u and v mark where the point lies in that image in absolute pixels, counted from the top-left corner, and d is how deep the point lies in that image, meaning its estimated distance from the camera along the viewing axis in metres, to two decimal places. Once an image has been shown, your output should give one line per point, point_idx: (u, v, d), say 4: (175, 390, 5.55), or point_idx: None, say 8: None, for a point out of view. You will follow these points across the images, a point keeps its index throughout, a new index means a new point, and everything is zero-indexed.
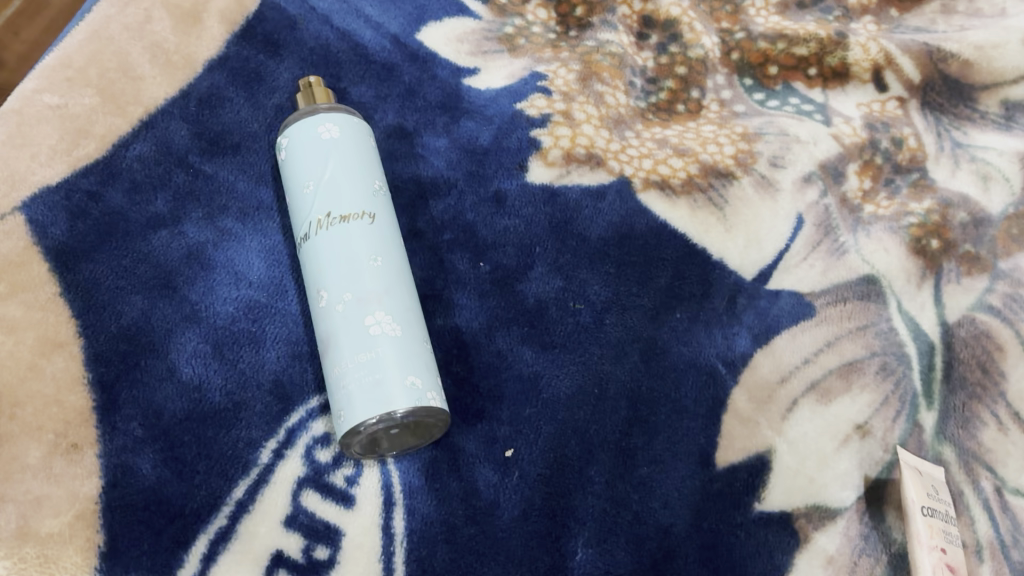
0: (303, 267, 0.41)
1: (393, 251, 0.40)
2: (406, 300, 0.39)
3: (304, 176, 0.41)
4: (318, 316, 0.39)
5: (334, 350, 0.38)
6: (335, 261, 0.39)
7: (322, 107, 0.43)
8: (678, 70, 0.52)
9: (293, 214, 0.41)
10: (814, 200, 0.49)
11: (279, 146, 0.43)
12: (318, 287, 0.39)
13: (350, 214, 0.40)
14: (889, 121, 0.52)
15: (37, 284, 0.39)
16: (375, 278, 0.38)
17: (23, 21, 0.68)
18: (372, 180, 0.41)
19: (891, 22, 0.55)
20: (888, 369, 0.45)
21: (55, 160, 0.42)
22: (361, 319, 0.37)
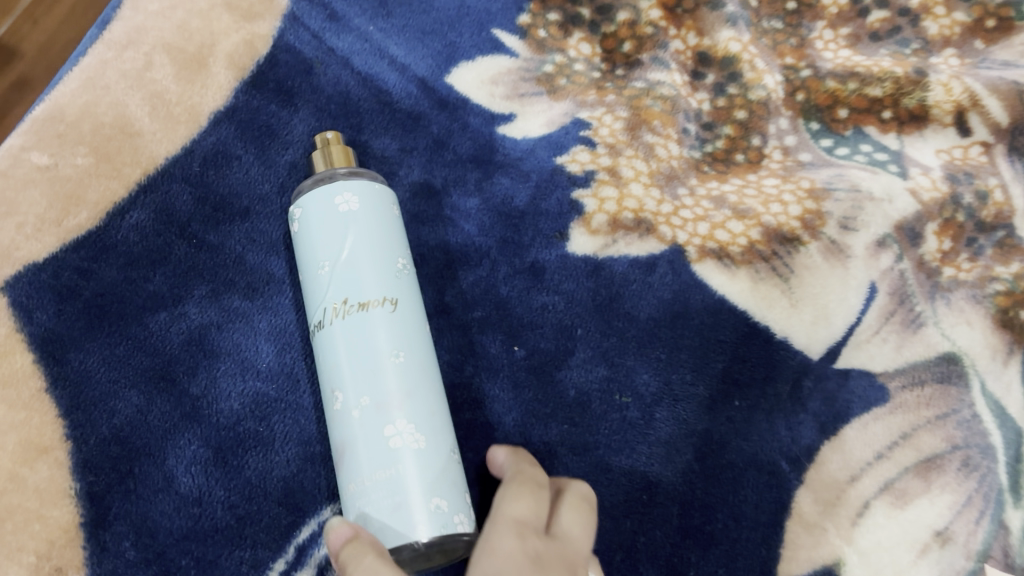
0: (318, 359, 0.36)
1: (417, 343, 0.35)
2: (432, 402, 0.34)
3: (317, 255, 0.36)
4: (332, 418, 0.34)
5: (351, 463, 0.33)
6: (351, 358, 0.34)
7: (341, 171, 0.38)
8: (737, 114, 0.46)
9: (307, 295, 0.37)
10: (889, 266, 0.44)
11: (291, 216, 0.38)
12: (333, 387, 0.34)
13: (370, 301, 0.35)
14: (972, 171, 0.47)
15: (20, 379, 0.35)
16: (398, 379, 0.34)
17: (43, 10, 0.54)
18: (394, 258, 0.37)
19: (975, 56, 0.49)
20: (971, 465, 0.40)
21: (43, 231, 0.37)
22: (380, 430, 0.33)
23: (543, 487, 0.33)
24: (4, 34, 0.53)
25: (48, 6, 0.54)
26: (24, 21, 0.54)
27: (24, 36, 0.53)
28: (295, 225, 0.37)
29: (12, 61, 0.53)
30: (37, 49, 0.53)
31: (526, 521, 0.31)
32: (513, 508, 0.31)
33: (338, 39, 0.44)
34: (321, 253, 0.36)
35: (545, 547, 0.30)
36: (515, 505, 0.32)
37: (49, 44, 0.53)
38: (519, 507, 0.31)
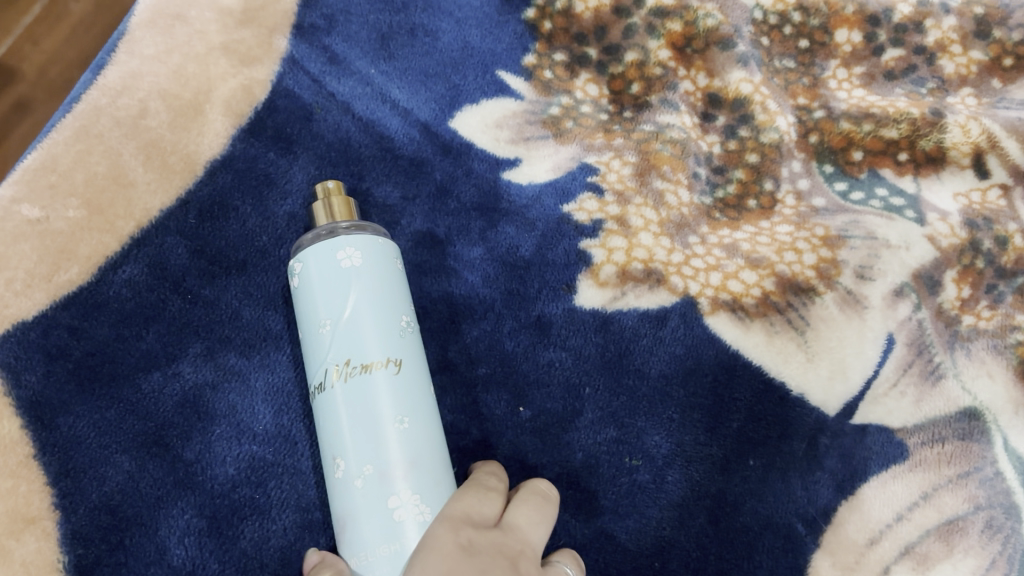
0: (318, 420, 0.34)
1: (423, 406, 0.34)
2: (438, 469, 0.33)
3: (318, 313, 0.34)
4: (334, 485, 0.33)
5: (354, 535, 0.32)
6: (353, 424, 0.32)
7: (343, 224, 0.36)
8: (749, 158, 0.45)
9: (307, 353, 0.35)
10: (906, 316, 0.42)
11: (290, 269, 0.36)
12: (334, 453, 0.33)
13: (374, 362, 0.33)
14: (991, 216, 0.45)
15: (7, 446, 0.33)
16: (403, 446, 0.32)
17: (43, 29, 0.48)
18: (399, 315, 0.35)
19: (993, 95, 0.47)
20: (995, 526, 0.39)
21: (33, 287, 0.36)
22: (384, 501, 0.31)
23: (494, 486, 0.34)
24: (3, 56, 0.47)
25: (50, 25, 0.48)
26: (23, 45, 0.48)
27: (26, 57, 0.47)
28: (295, 279, 0.35)
29: (11, 82, 0.47)
30: (38, 72, 0.48)
31: (470, 512, 0.31)
32: (458, 503, 0.32)
33: (339, 84, 0.43)
34: (321, 310, 0.34)
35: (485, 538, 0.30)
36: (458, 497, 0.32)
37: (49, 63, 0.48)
38: (462, 500, 0.32)
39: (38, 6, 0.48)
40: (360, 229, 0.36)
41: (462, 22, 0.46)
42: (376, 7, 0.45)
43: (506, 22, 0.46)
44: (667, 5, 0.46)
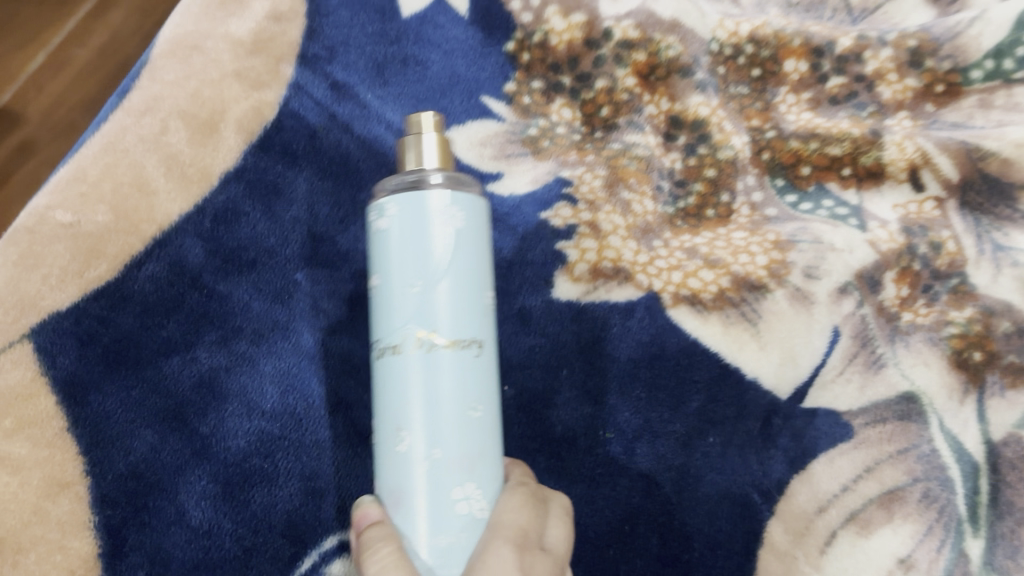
0: (382, 378, 0.35)
1: (489, 391, 0.35)
2: (492, 463, 0.34)
3: (406, 274, 0.34)
4: (394, 454, 0.34)
5: (410, 515, 0.33)
6: (427, 399, 0.33)
7: (435, 171, 0.36)
8: (707, 172, 0.50)
9: (382, 309, 0.35)
10: (850, 311, 0.47)
11: (379, 207, 0.35)
12: (398, 426, 0.33)
13: (457, 341, 0.34)
14: (926, 224, 0.50)
15: (44, 419, 0.37)
16: (468, 436, 0.33)
17: (47, 75, 0.66)
18: (483, 294, 0.35)
19: (926, 117, 0.53)
20: (931, 496, 0.43)
21: (66, 282, 0.40)
22: (444, 488, 0.33)
23: (535, 496, 0.35)
24: (10, 103, 0.65)
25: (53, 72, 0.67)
26: (29, 89, 0.66)
27: (29, 100, 0.66)
28: (382, 224, 0.35)
29: (16, 128, 0.65)
30: (39, 115, 0.66)
31: (525, 536, 0.33)
32: (507, 518, 0.33)
33: (340, 107, 0.48)
34: (412, 271, 0.34)
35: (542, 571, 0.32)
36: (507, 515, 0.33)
37: (51, 107, 0.66)
38: (516, 518, 0.33)
39: (43, 57, 0.66)
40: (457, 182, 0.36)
41: (449, 53, 0.50)
42: (372, 39, 0.49)
43: (488, 53, 0.51)
44: (633, 38, 0.51)
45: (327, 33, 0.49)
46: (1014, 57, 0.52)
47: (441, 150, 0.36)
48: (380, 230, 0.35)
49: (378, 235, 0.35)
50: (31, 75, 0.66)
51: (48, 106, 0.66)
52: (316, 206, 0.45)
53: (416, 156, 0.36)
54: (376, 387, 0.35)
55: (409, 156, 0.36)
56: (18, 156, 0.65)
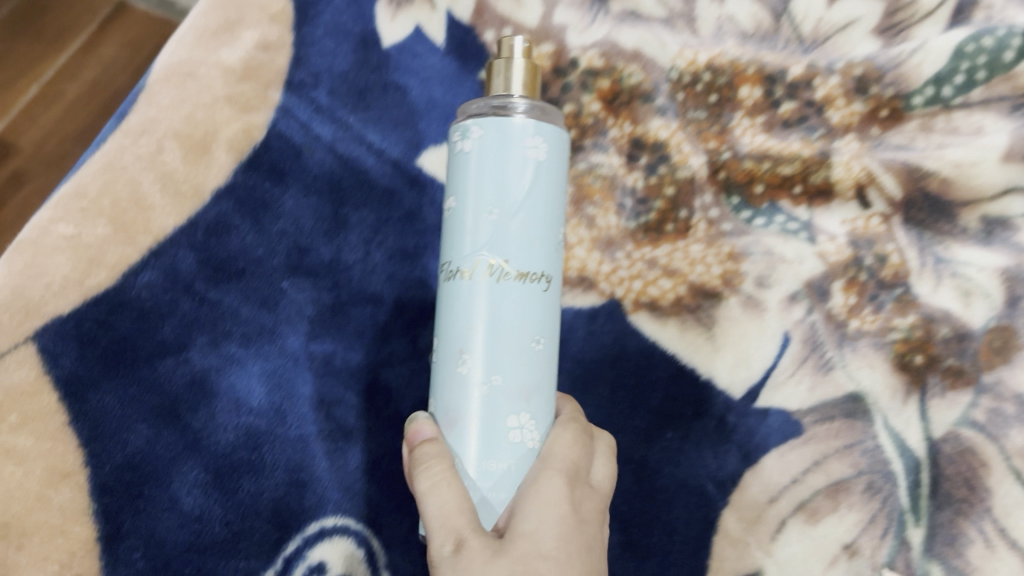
0: (450, 294, 0.43)
1: (546, 322, 0.43)
2: (541, 392, 0.43)
3: (484, 203, 0.42)
4: (458, 366, 0.42)
5: (465, 426, 0.41)
6: (492, 326, 0.41)
7: (519, 103, 0.43)
8: (667, 190, 0.54)
9: (456, 232, 0.43)
10: (800, 317, 0.51)
11: (464, 129, 0.43)
12: (462, 347, 0.42)
13: (526, 274, 0.42)
14: (872, 238, 0.53)
15: (46, 414, 0.40)
16: (523, 365, 0.42)
17: (39, 109, 0.75)
18: (551, 231, 0.43)
19: (874, 139, 0.54)
20: (875, 487, 0.48)
21: (67, 290, 0.42)
22: (499, 406, 0.41)
23: (582, 434, 0.43)
24: (8, 132, 0.74)
25: (44, 106, 0.75)
26: (23, 122, 0.75)
27: (21, 132, 0.74)
28: (466, 148, 0.43)
29: (10, 157, 0.74)
30: (31, 145, 0.75)
31: (574, 468, 0.41)
32: (557, 451, 0.41)
33: (323, 128, 0.51)
34: (491, 200, 0.42)
35: (586, 504, 0.40)
36: (559, 458, 0.41)
37: (42, 141, 0.75)
38: (565, 454, 0.41)
39: (35, 91, 0.75)
40: (540, 112, 0.44)
41: (426, 81, 0.54)
42: (355, 67, 0.52)
43: (463, 81, 0.56)
44: (597, 66, 0.55)
45: (313, 62, 0.52)
46: (952, 85, 0.53)
47: (525, 79, 0.44)
48: (462, 152, 0.43)
49: (459, 158, 0.43)
50: (22, 109, 0.75)
51: (41, 138, 0.75)
52: (302, 220, 0.48)
53: (505, 80, 0.43)
54: (444, 298, 0.44)
55: (497, 81, 0.44)
56: (11, 185, 0.74)
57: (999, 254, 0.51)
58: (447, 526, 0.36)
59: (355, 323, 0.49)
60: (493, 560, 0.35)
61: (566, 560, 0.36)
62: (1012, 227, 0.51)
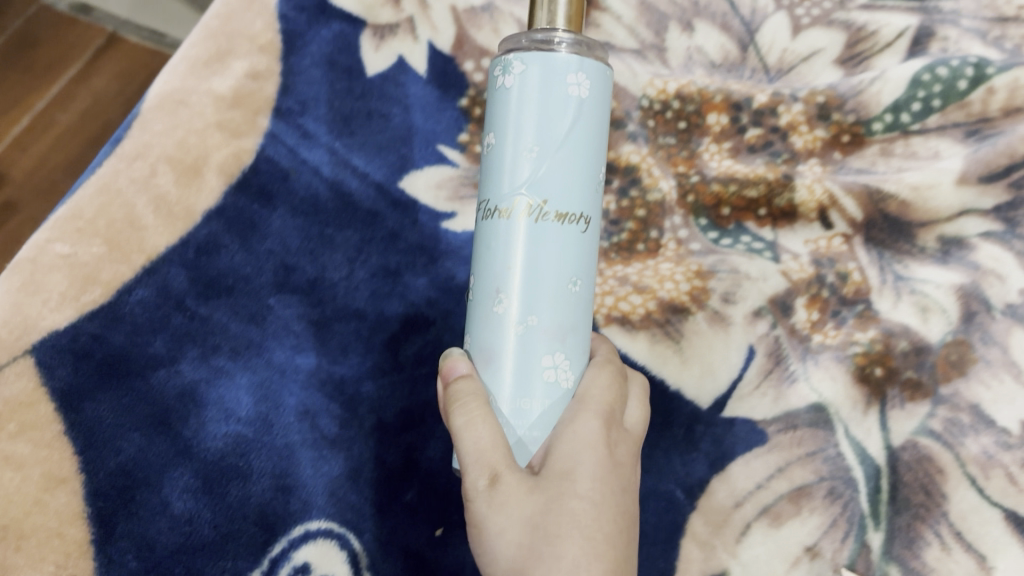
0: (489, 233, 0.42)
1: (585, 262, 0.43)
2: (577, 334, 0.42)
3: (524, 141, 0.41)
4: (495, 306, 0.42)
5: (500, 367, 0.41)
6: (530, 269, 0.41)
7: (563, 37, 0.42)
8: (638, 212, 0.57)
9: (495, 167, 0.42)
10: (764, 332, 0.54)
11: (507, 64, 0.41)
12: (499, 287, 0.41)
13: (566, 216, 0.41)
14: (834, 257, 0.56)
15: (43, 423, 0.42)
16: (561, 306, 0.41)
17: (31, 137, 0.80)
18: (592, 170, 0.42)
19: (836, 163, 0.58)
20: (836, 493, 0.50)
21: (64, 306, 0.45)
22: (534, 348, 0.41)
23: (618, 376, 0.43)
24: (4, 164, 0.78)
25: (34, 136, 0.80)
26: (15, 150, 0.79)
27: (15, 160, 0.79)
28: (507, 83, 0.42)
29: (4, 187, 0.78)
30: (23, 175, 0.79)
31: (610, 410, 0.41)
32: (594, 393, 0.41)
33: (310, 152, 0.53)
34: (532, 138, 0.41)
35: (620, 445, 0.40)
36: (600, 396, 0.41)
37: (34, 169, 0.79)
38: (602, 397, 0.41)
39: (26, 121, 0.80)
40: (584, 47, 0.42)
41: (409, 108, 0.56)
42: (340, 95, 0.55)
43: (444, 108, 0.57)
44: None
45: (300, 90, 0.55)
46: (910, 112, 0.58)
47: (570, 15, 0.42)
48: (503, 87, 0.42)
49: (499, 94, 0.42)
50: (16, 138, 0.79)
51: (30, 167, 0.79)
52: (288, 240, 0.50)
53: (548, 14, 0.42)
54: (481, 236, 0.43)
55: (542, 13, 0.42)
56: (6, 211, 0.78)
57: (956, 271, 0.54)
58: (481, 461, 0.38)
59: (340, 338, 0.49)
60: (528, 497, 0.36)
61: (600, 500, 0.37)
62: (967, 246, 0.55)
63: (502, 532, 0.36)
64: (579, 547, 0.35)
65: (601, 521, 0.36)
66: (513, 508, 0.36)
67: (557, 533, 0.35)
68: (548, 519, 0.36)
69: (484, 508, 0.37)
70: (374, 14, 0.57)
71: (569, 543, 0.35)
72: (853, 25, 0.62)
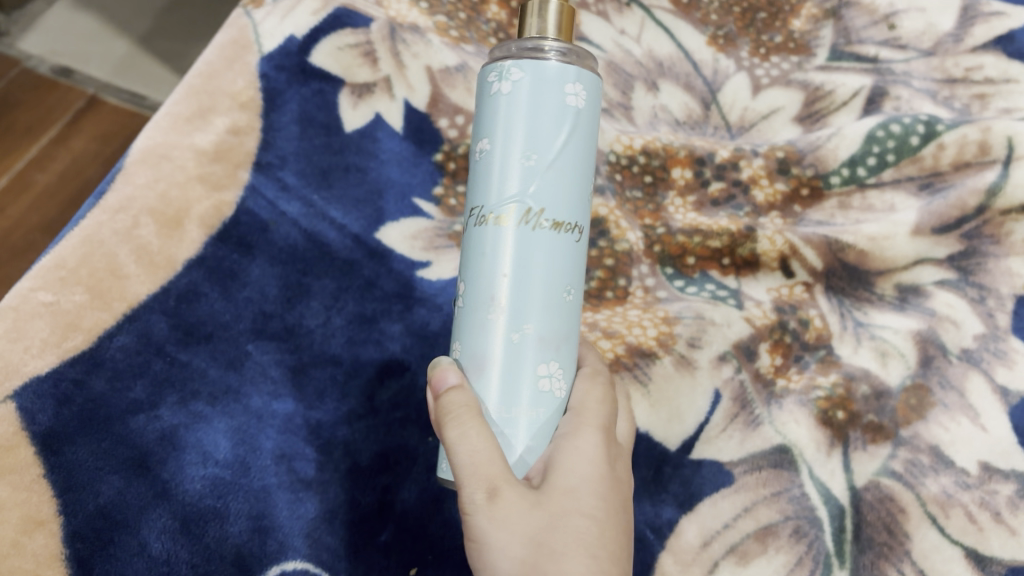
0: (480, 240, 0.41)
1: (576, 272, 0.42)
2: (568, 343, 0.42)
3: (522, 149, 0.40)
4: (487, 316, 0.40)
5: (493, 377, 0.40)
6: (528, 277, 0.40)
7: (559, 45, 0.41)
8: (606, 262, 0.59)
9: (487, 173, 0.41)
10: (729, 376, 0.55)
11: (502, 70, 0.40)
12: (493, 294, 0.40)
13: (562, 225, 0.40)
14: (796, 304, 0.58)
15: (23, 466, 0.43)
16: (555, 316, 0.41)
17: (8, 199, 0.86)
18: (584, 179, 0.42)
19: (795, 217, 0.61)
20: (801, 532, 0.50)
21: (46, 351, 0.46)
22: (529, 358, 0.40)
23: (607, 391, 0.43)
24: None
25: (13, 199, 0.86)
26: None
27: None
28: (501, 89, 0.40)
29: None
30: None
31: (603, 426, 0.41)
32: (591, 406, 0.41)
33: (289, 205, 0.55)
34: (531, 146, 0.40)
35: (616, 462, 0.42)
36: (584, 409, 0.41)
37: (11, 230, 0.84)
38: (597, 411, 0.42)
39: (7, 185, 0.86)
40: (578, 56, 0.41)
41: (385, 162, 0.58)
42: (318, 150, 0.57)
43: (419, 163, 0.59)
44: None
45: (279, 145, 0.57)
46: (865, 166, 0.61)
47: (556, 25, 0.41)
48: (498, 92, 0.40)
49: (494, 101, 0.40)
50: None
51: (8, 228, 0.84)
52: (266, 288, 0.52)
53: (535, 24, 0.41)
54: (472, 243, 0.42)
55: (530, 25, 0.41)
56: None
57: (913, 318, 0.56)
58: (478, 475, 0.36)
59: (316, 383, 0.50)
60: (532, 513, 0.36)
61: (601, 519, 0.38)
62: (923, 294, 0.57)
63: (505, 549, 0.36)
64: (583, 566, 0.36)
65: (602, 538, 0.38)
66: (515, 524, 0.36)
67: (563, 553, 0.36)
68: (555, 536, 0.36)
69: (484, 521, 0.36)
70: (352, 73, 0.59)
71: (574, 562, 0.36)
72: (810, 85, 0.66)
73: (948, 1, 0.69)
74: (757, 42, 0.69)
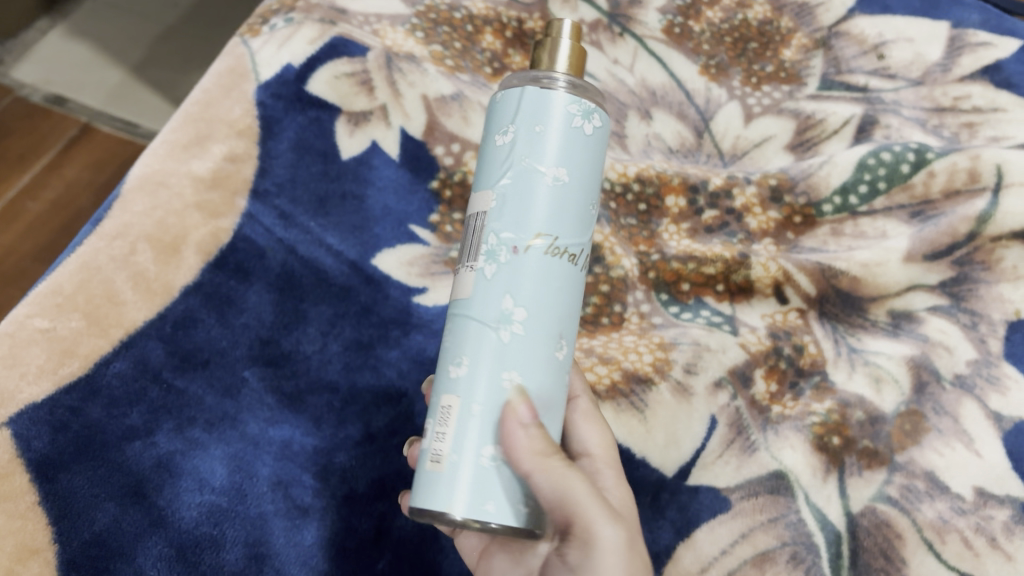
0: (554, 270, 0.36)
1: None
2: None
3: (589, 193, 0.38)
4: (553, 354, 0.36)
5: (550, 419, 0.37)
6: (576, 317, 0.38)
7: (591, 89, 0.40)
8: (602, 287, 0.59)
9: (566, 205, 0.37)
10: (726, 402, 0.55)
11: (589, 109, 0.38)
12: (562, 331, 0.37)
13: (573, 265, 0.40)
14: (790, 330, 0.58)
15: (18, 494, 0.42)
16: None
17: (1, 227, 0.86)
18: None
19: (789, 244, 0.61)
20: (799, 558, 0.49)
21: (42, 378, 0.46)
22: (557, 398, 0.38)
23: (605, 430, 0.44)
24: None
25: (7, 227, 0.86)
26: None
27: None
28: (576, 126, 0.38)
29: None
30: None
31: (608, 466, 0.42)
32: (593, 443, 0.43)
33: (287, 232, 0.56)
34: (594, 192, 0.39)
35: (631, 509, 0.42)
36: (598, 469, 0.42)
37: (4, 256, 0.84)
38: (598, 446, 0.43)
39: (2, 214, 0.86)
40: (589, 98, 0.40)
41: (382, 190, 0.59)
42: (315, 178, 0.58)
43: (416, 190, 0.60)
44: None
45: (276, 173, 0.57)
46: (857, 194, 0.62)
47: (572, 59, 0.39)
48: (581, 129, 0.37)
49: (578, 136, 0.37)
50: None
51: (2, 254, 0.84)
52: (263, 314, 0.52)
53: (550, 58, 0.39)
54: (538, 267, 0.36)
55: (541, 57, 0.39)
56: None
57: (906, 344, 0.57)
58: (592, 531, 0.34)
59: (313, 410, 0.50)
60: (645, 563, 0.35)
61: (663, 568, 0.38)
62: (916, 319, 0.58)
63: None
64: None
65: None
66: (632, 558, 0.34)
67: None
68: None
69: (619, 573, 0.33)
70: (349, 101, 0.60)
71: None
72: (801, 113, 0.67)
73: (935, 32, 0.71)
74: (749, 72, 0.69)
